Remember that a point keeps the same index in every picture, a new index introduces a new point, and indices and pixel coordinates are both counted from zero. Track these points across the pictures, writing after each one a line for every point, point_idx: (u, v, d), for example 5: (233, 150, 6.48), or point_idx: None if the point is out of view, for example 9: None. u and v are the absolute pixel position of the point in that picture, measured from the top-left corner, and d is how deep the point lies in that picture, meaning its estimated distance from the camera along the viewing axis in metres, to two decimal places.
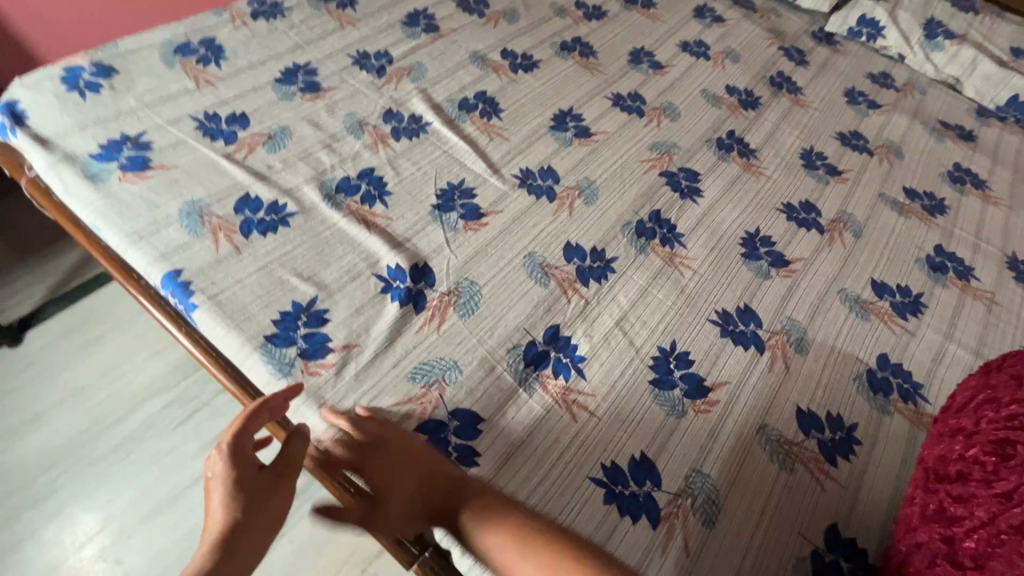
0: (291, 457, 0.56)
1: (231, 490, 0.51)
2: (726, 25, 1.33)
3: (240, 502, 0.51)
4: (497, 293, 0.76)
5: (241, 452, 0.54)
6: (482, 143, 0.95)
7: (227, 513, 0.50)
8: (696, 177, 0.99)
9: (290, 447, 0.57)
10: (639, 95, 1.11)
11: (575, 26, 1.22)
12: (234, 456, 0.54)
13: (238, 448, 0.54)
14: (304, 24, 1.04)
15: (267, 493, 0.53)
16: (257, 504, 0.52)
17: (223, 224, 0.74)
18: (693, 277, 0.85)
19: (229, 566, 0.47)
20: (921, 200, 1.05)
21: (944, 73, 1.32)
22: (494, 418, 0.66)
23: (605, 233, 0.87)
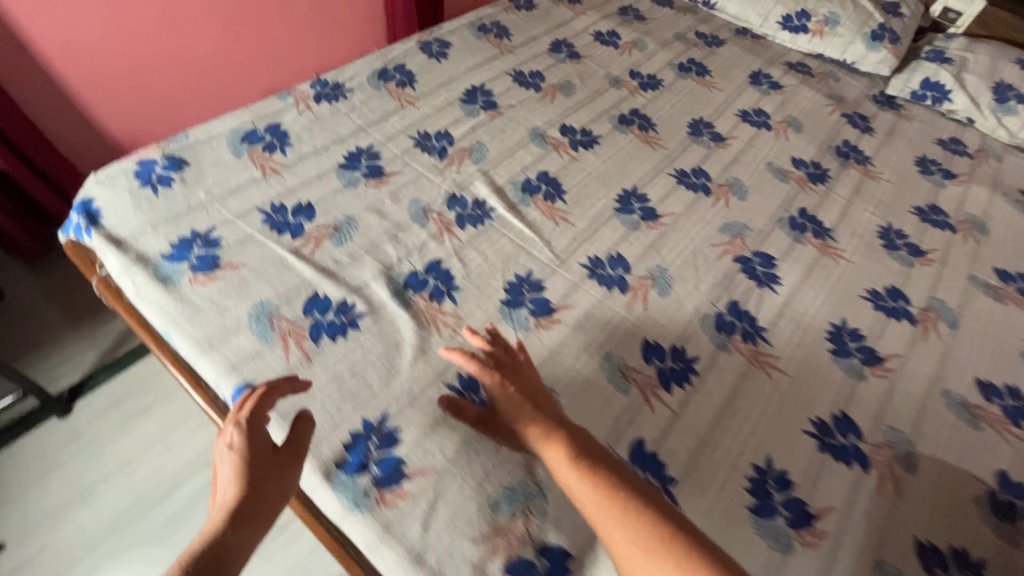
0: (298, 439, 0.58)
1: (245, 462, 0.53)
2: (785, 91, 1.30)
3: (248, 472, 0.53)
4: (576, 402, 0.72)
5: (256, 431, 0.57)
6: (547, 228, 0.92)
7: (238, 485, 0.51)
8: (772, 262, 0.94)
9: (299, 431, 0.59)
10: (704, 171, 1.07)
11: (631, 98, 1.21)
12: (249, 435, 0.56)
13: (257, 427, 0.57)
14: (366, 105, 1.04)
15: (271, 470, 0.54)
16: (263, 478, 0.53)
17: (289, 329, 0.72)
18: (782, 379, 0.79)
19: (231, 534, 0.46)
20: (1015, 283, 0.98)
21: (1020, 138, 1.27)
22: (585, 556, 0.60)
23: (683, 329, 0.82)
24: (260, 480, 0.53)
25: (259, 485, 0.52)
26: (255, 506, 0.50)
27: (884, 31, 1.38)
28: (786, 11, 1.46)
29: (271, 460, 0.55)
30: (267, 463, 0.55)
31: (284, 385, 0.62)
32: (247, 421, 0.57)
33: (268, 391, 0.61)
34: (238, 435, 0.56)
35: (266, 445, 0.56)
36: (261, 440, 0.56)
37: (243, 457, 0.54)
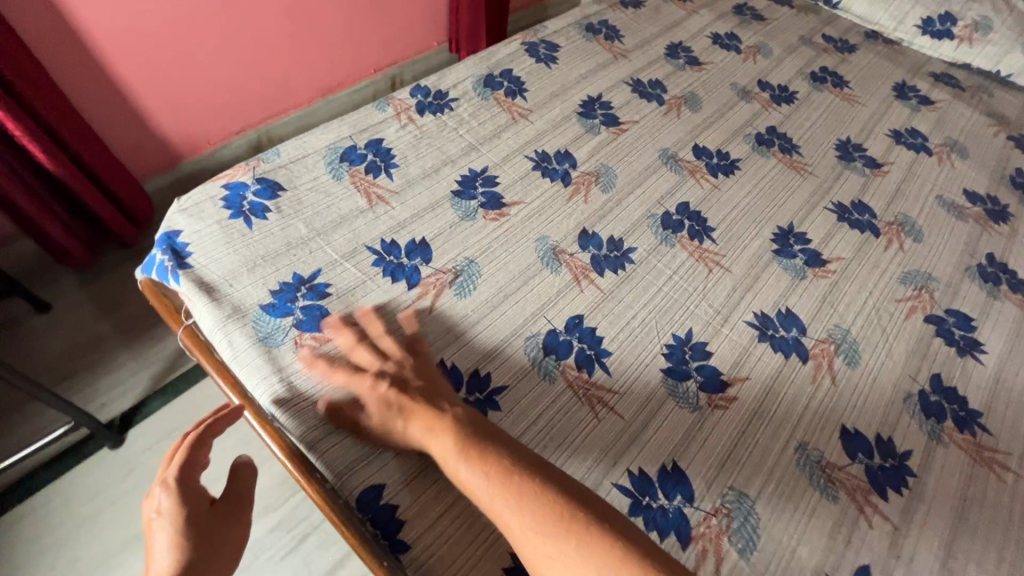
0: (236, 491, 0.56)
1: (181, 529, 0.51)
2: (937, 107, 1.13)
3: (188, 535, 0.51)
4: (776, 513, 0.57)
5: (186, 487, 0.54)
6: (701, 275, 0.77)
7: (176, 555, 0.49)
8: (970, 323, 0.77)
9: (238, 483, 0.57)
10: (866, 206, 0.91)
11: (765, 113, 1.05)
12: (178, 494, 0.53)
13: (186, 485, 0.53)
14: (474, 118, 0.90)
15: (208, 530, 0.52)
16: (202, 542, 0.51)
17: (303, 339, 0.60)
18: (1019, 484, 0.63)
19: None
20: None
21: None
22: None
23: (886, 413, 0.66)
24: (201, 547, 0.50)
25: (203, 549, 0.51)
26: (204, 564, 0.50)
27: None
28: (926, 14, 1.28)
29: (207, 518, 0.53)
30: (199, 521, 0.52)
31: (217, 425, 0.57)
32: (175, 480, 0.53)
33: (199, 438, 0.56)
34: (166, 498, 0.52)
35: (203, 501, 0.54)
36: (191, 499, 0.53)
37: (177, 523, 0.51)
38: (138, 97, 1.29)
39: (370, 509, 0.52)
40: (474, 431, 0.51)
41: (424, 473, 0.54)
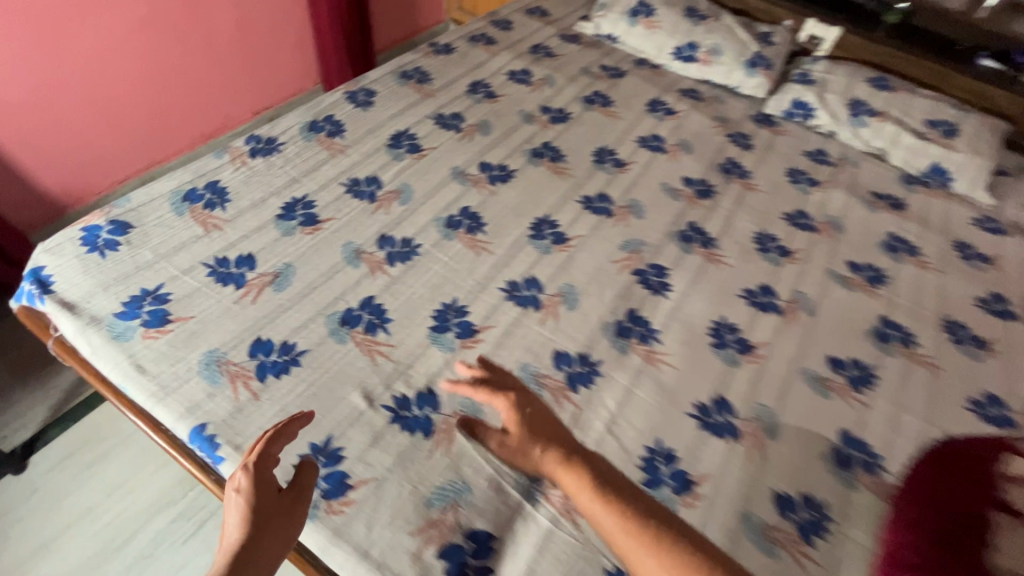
0: (303, 484, 0.65)
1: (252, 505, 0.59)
2: (678, 116, 1.49)
3: (256, 515, 0.58)
4: (496, 409, 0.84)
5: (262, 475, 0.63)
6: (469, 258, 1.05)
7: (243, 529, 0.57)
8: (665, 272, 1.09)
9: (302, 478, 0.66)
10: (607, 196, 1.23)
11: (542, 131, 1.36)
12: (254, 479, 0.61)
13: (262, 471, 0.63)
14: (298, 157, 1.14)
15: (278, 515, 0.60)
16: (270, 525, 0.59)
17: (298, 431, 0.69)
18: (670, 373, 0.94)
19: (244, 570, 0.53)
20: (864, 271, 1.18)
21: (871, 145, 1.50)
22: (505, 534, 0.73)
23: (589, 337, 0.96)
24: (268, 524, 0.59)
25: (265, 526, 0.58)
26: (264, 539, 0.57)
27: (759, 59, 1.60)
28: (677, 43, 1.66)
29: (276, 506, 0.61)
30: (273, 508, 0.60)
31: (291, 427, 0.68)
32: (254, 464, 0.63)
33: (277, 433, 0.67)
34: (245, 478, 0.61)
35: (271, 489, 0.62)
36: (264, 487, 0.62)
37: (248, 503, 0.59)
38: (13, 158, 1.44)
39: (197, 440, 0.74)
40: (610, 489, 0.59)
41: (239, 412, 0.77)
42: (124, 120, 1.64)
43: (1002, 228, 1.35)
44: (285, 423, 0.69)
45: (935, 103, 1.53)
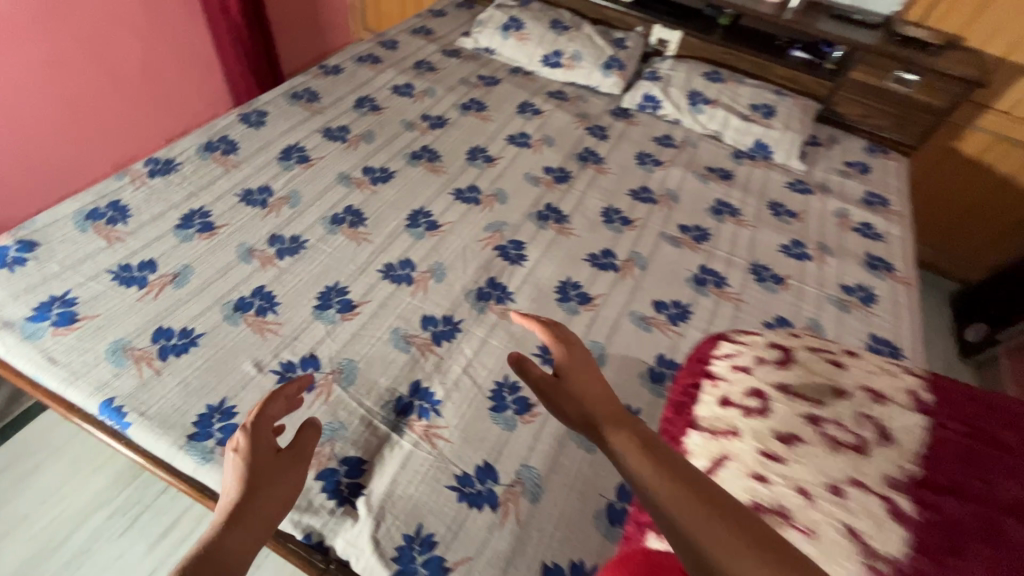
0: (302, 443, 0.73)
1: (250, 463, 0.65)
2: (543, 115, 1.72)
3: (251, 471, 0.65)
4: (370, 365, 1.03)
5: (257, 435, 0.69)
6: (351, 248, 1.22)
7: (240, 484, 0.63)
8: (522, 246, 1.31)
9: (302, 438, 0.74)
10: (476, 187, 1.43)
11: (421, 137, 1.56)
12: (251, 438, 0.68)
13: (259, 432, 0.69)
14: (194, 174, 1.29)
15: (279, 472, 0.67)
16: (269, 483, 0.65)
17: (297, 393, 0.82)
18: (520, 324, 1.14)
19: (244, 521, 0.58)
20: (691, 232, 1.43)
21: (709, 128, 1.77)
22: (374, 457, 0.91)
23: (453, 303, 1.16)
24: (266, 480, 0.65)
25: (263, 485, 0.64)
26: (262, 496, 0.63)
27: (612, 61, 1.86)
28: (544, 52, 1.90)
29: (275, 463, 0.68)
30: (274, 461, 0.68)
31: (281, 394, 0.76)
32: (252, 423, 0.69)
33: (270, 398, 0.74)
34: (243, 439, 0.67)
35: (269, 449, 0.69)
36: (261, 446, 0.68)
37: (248, 459, 0.65)
38: None
39: (106, 411, 0.89)
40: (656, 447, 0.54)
41: (143, 386, 0.92)
42: (35, 154, 1.72)
43: (809, 188, 1.64)
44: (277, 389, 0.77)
45: (757, 90, 1.82)
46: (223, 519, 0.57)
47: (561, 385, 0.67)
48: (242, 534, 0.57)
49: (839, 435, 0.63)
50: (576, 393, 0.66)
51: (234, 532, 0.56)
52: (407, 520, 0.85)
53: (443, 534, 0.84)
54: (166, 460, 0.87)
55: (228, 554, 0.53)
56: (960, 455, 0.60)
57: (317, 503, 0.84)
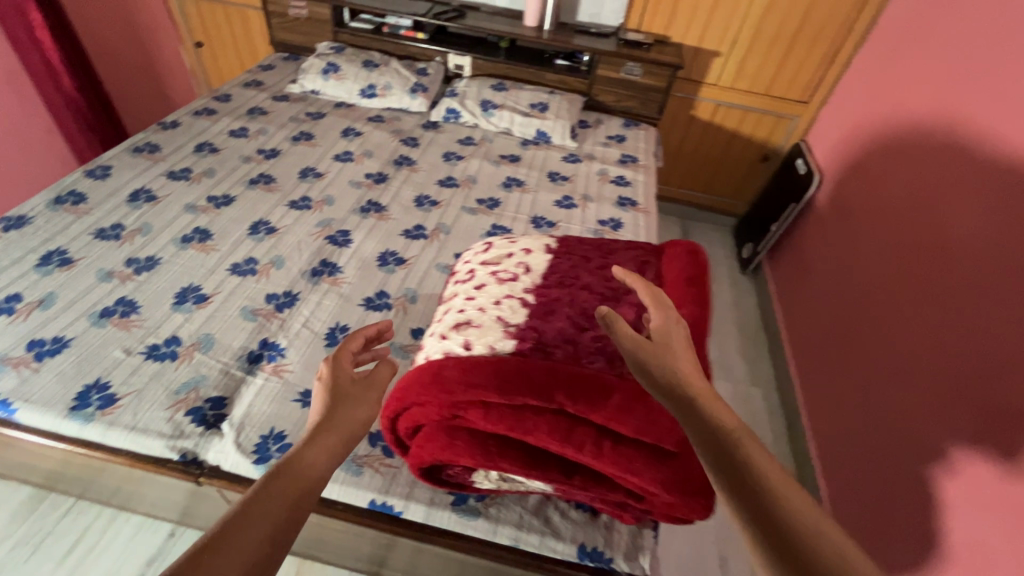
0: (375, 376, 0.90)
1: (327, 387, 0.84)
2: (364, 136, 2.10)
3: (330, 393, 0.83)
4: (224, 334, 1.31)
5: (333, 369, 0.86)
6: (201, 257, 1.50)
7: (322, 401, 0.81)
8: (348, 233, 1.65)
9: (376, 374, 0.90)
10: (307, 197, 1.76)
11: (258, 166, 1.87)
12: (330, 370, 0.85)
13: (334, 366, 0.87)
14: (48, 223, 1.50)
15: (352, 394, 0.84)
16: (345, 404, 0.82)
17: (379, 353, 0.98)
18: (348, 286, 1.48)
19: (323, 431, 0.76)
20: (486, 202, 1.86)
21: (500, 126, 2.24)
22: (233, 394, 1.19)
23: (292, 281, 1.47)
24: (342, 400, 0.82)
25: (342, 403, 0.82)
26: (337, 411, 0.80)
27: (417, 87, 2.30)
28: (360, 87, 2.30)
29: (351, 387, 0.85)
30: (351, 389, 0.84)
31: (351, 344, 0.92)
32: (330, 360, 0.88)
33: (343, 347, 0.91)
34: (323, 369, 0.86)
35: (344, 377, 0.86)
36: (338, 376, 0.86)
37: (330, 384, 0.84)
38: None
39: None
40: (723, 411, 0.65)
41: (24, 382, 1.13)
42: None
43: (579, 159, 2.15)
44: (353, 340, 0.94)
45: (533, 93, 2.34)
46: (315, 431, 0.75)
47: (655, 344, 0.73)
48: (321, 444, 0.73)
49: (503, 274, 1.03)
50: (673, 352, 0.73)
51: (317, 439, 0.73)
52: (262, 426, 1.13)
53: (292, 429, 1.13)
54: (54, 429, 1.09)
55: (312, 452, 0.71)
56: (563, 269, 1.01)
57: (187, 431, 1.11)
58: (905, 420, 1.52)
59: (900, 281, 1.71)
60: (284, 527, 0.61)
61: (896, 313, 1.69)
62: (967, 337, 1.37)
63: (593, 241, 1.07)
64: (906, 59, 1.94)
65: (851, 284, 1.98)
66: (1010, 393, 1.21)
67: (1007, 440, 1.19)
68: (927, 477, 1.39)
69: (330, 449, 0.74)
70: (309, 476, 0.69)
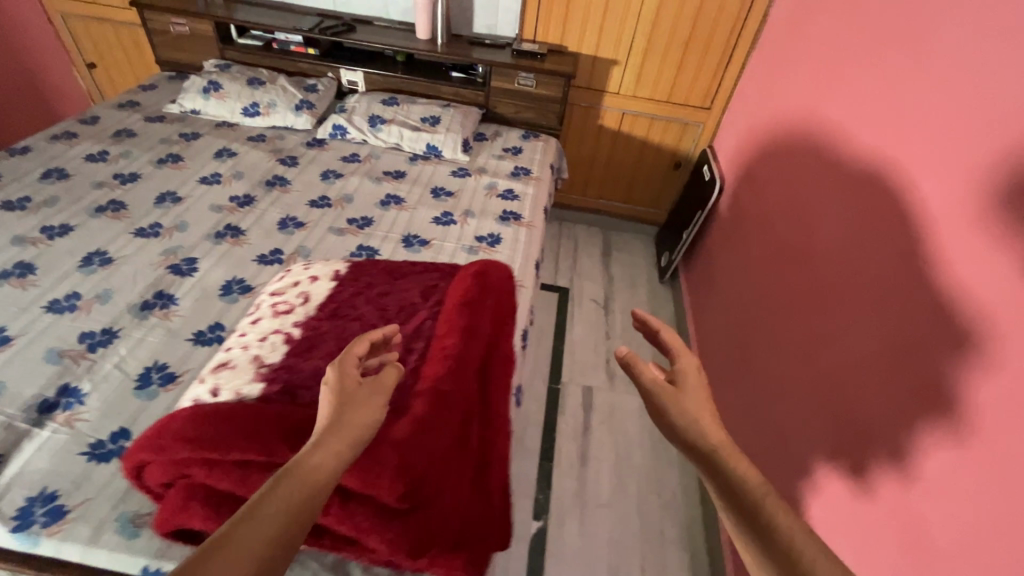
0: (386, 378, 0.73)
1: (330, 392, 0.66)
2: (238, 156, 1.99)
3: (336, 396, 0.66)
4: (18, 381, 1.18)
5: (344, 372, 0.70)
6: (15, 294, 1.37)
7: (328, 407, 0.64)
8: (194, 261, 1.54)
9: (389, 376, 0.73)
10: (158, 223, 1.64)
11: (110, 192, 1.74)
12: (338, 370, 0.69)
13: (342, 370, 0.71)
14: None
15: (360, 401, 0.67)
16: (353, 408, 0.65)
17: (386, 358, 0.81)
18: (179, 320, 1.36)
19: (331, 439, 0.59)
20: (357, 222, 1.77)
21: (389, 142, 2.16)
22: (9, 450, 1.06)
23: (115, 317, 1.35)
24: (351, 403, 0.65)
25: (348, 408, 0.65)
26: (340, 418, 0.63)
27: (302, 103, 2.20)
28: (243, 104, 2.19)
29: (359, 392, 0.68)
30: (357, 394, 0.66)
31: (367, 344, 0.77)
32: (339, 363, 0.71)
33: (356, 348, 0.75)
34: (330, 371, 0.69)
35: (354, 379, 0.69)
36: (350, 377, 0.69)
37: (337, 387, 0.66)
38: None
39: None
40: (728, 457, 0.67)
41: None
42: None
43: (467, 173, 2.08)
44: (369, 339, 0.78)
45: (425, 106, 2.27)
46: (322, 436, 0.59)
47: (678, 392, 0.75)
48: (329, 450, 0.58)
49: (281, 305, 0.98)
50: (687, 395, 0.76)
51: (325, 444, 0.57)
52: (34, 486, 1.01)
53: (68, 488, 1.01)
54: None
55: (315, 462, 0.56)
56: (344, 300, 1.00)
57: None
58: (782, 434, 1.46)
59: (779, 291, 1.66)
60: (279, 546, 0.47)
61: (777, 322, 1.63)
62: (829, 345, 1.31)
63: (381, 265, 1.11)
64: (785, 62, 1.92)
65: (745, 295, 1.93)
66: (859, 403, 1.16)
67: (858, 454, 1.12)
68: (799, 496, 1.32)
69: (338, 453, 0.58)
70: (316, 487, 0.54)
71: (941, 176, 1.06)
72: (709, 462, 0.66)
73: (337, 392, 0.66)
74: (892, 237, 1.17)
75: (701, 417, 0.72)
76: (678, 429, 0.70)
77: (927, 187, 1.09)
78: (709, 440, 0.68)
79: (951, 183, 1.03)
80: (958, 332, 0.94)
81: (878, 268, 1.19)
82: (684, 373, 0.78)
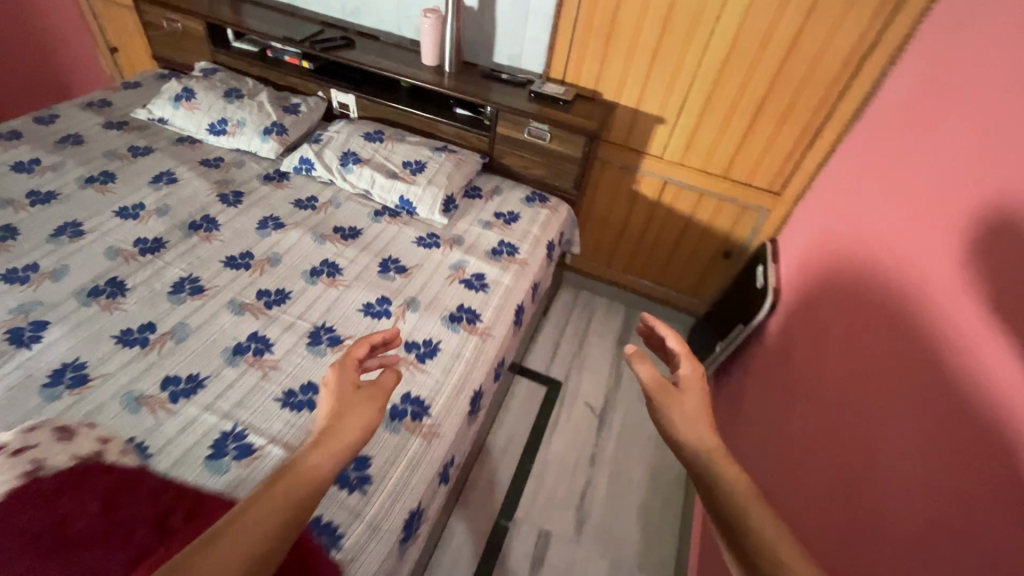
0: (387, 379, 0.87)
1: (330, 394, 0.82)
2: (177, 184, 1.69)
3: (333, 401, 0.80)
4: None
5: (342, 375, 0.85)
6: None
7: (325, 413, 0.79)
8: (45, 326, 1.24)
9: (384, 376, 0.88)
10: (35, 265, 1.37)
11: (11, 215, 1.50)
12: (336, 374, 0.84)
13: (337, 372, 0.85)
14: None
15: (352, 402, 0.81)
16: (347, 414, 0.78)
17: (386, 358, 1.00)
18: None
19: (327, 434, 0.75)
20: (268, 297, 1.41)
21: (358, 187, 1.79)
22: None
23: None
24: (342, 405, 0.80)
25: (346, 411, 0.79)
26: (334, 422, 0.77)
27: (273, 126, 1.88)
28: (210, 119, 1.90)
29: (354, 394, 0.82)
30: (355, 397, 0.81)
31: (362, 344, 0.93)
32: (337, 365, 0.87)
33: (359, 349, 0.92)
34: (330, 373, 0.84)
35: (349, 384, 0.83)
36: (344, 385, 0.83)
37: (335, 390, 0.82)
38: None
39: None
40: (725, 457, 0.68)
41: None
42: None
43: (436, 243, 1.66)
44: (368, 340, 0.95)
45: (413, 148, 1.87)
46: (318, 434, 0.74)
47: (678, 395, 0.76)
48: (325, 448, 0.73)
49: None
50: (692, 393, 0.77)
51: (317, 449, 0.71)
52: None
53: None
54: None
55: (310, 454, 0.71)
56: None
57: None
58: None
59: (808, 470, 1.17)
60: (274, 538, 0.61)
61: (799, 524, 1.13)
62: None
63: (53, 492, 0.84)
64: (878, 155, 1.37)
65: (769, 446, 1.43)
66: None
67: None
68: None
69: (334, 451, 0.73)
70: (306, 489, 0.67)
71: (936, 243, 0.98)
72: (701, 470, 0.67)
73: (336, 397, 0.81)
74: (891, 313, 1.04)
75: (700, 421, 0.73)
76: (674, 430, 0.73)
77: (944, 277, 0.92)
78: (701, 447, 0.69)
79: (945, 246, 0.95)
80: (967, 445, 0.74)
81: (881, 353, 1.04)
82: (686, 377, 0.80)
